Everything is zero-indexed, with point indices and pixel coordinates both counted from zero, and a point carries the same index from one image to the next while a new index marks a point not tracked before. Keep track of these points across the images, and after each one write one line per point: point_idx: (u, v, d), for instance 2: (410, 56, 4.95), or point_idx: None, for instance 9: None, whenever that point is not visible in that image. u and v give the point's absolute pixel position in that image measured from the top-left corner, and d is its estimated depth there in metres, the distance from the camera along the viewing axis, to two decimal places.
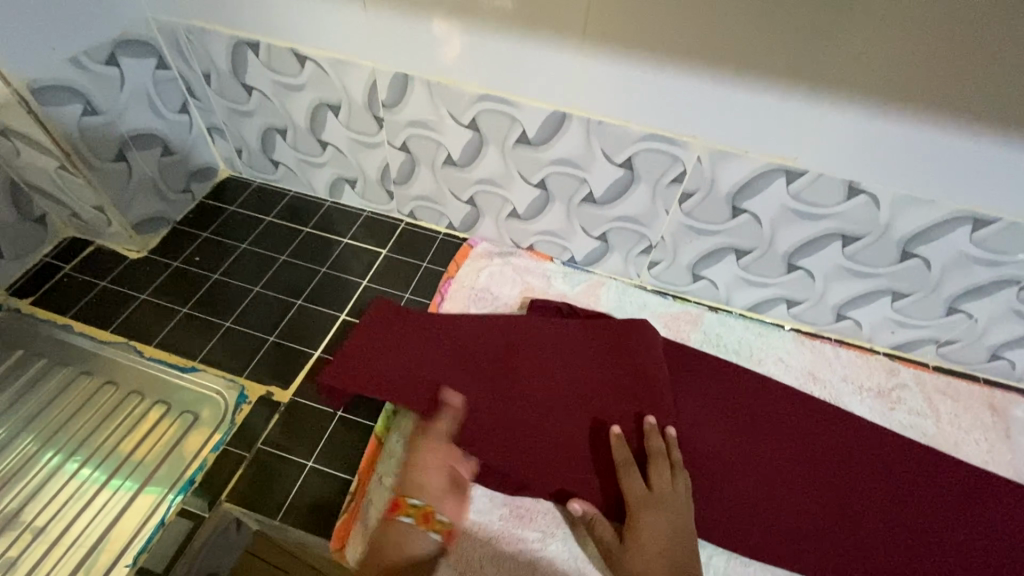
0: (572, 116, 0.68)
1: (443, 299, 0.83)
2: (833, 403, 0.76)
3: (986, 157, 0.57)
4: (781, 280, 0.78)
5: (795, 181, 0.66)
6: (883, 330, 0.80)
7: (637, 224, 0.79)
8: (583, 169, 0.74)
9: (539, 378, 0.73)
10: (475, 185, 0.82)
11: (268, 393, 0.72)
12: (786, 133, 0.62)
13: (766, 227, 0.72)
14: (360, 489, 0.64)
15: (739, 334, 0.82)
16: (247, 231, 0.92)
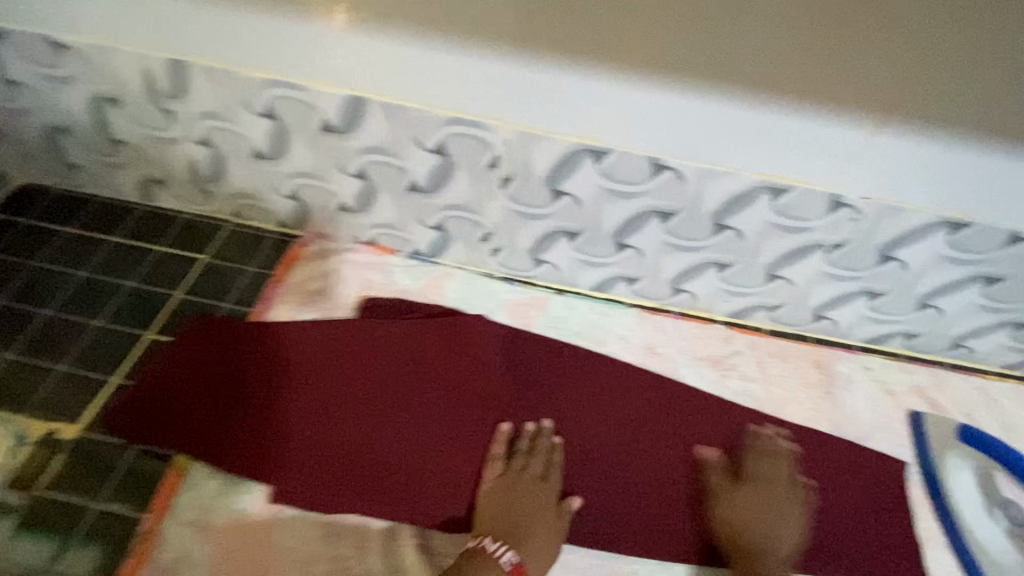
0: (368, 100, 0.64)
1: (269, 304, 0.77)
2: (668, 374, 0.78)
3: (761, 124, 0.59)
4: (615, 259, 0.78)
5: (603, 160, 0.64)
6: (719, 299, 0.80)
7: (468, 211, 0.75)
8: (397, 156, 0.69)
9: (358, 387, 0.69)
10: (293, 178, 0.76)
11: (55, 431, 0.64)
12: (581, 109, 0.61)
13: (589, 208, 0.70)
14: (154, 527, 0.59)
15: (583, 315, 0.82)
16: (40, 245, 0.80)
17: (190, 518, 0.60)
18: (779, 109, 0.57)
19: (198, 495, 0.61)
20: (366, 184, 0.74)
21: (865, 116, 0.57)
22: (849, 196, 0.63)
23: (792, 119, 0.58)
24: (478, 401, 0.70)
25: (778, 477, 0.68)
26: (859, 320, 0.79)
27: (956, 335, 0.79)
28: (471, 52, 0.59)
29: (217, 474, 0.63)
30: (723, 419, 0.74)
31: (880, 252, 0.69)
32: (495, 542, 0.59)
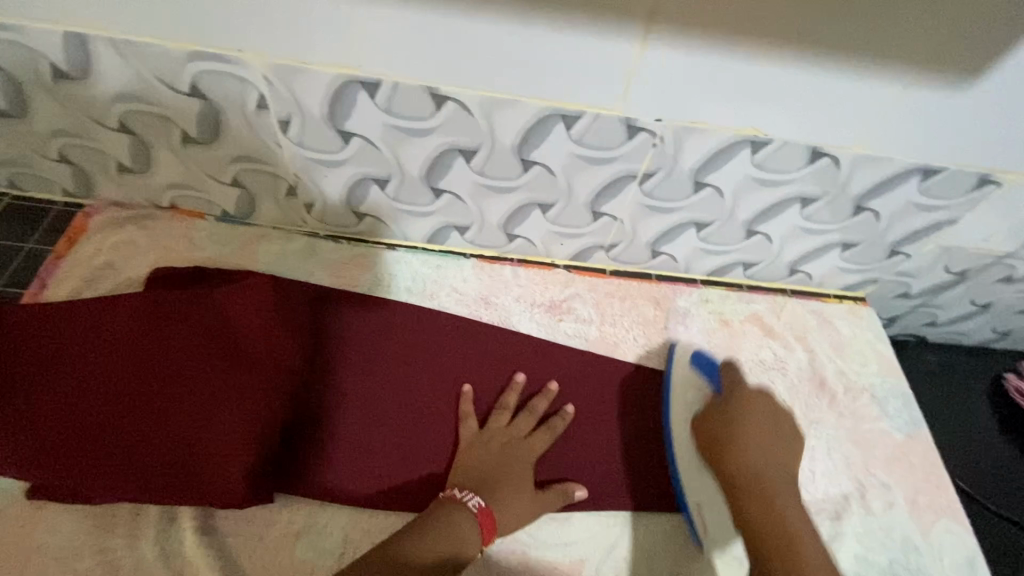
0: (92, 38, 0.55)
1: (47, 284, 0.69)
2: (501, 324, 0.74)
3: (534, 44, 0.53)
4: (436, 207, 0.72)
5: (377, 94, 0.58)
6: (554, 243, 0.77)
7: (261, 164, 0.68)
8: (154, 104, 0.61)
9: (126, 368, 0.61)
10: (52, 139, 0.66)
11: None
12: (333, 36, 0.53)
13: (384, 151, 0.64)
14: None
15: (415, 270, 0.77)
16: None
17: None
18: (546, 25, 0.51)
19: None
20: (137, 140, 0.66)
21: (639, 29, 0.51)
22: (642, 120, 0.59)
23: (562, 35, 0.52)
24: (268, 368, 0.63)
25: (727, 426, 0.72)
26: (695, 254, 0.77)
27: (790, 261, 0.78)
28: None
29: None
30: (545, 365, 0.72)
31: (693, 178, 0.66)
32: (464, 491, 0.59)
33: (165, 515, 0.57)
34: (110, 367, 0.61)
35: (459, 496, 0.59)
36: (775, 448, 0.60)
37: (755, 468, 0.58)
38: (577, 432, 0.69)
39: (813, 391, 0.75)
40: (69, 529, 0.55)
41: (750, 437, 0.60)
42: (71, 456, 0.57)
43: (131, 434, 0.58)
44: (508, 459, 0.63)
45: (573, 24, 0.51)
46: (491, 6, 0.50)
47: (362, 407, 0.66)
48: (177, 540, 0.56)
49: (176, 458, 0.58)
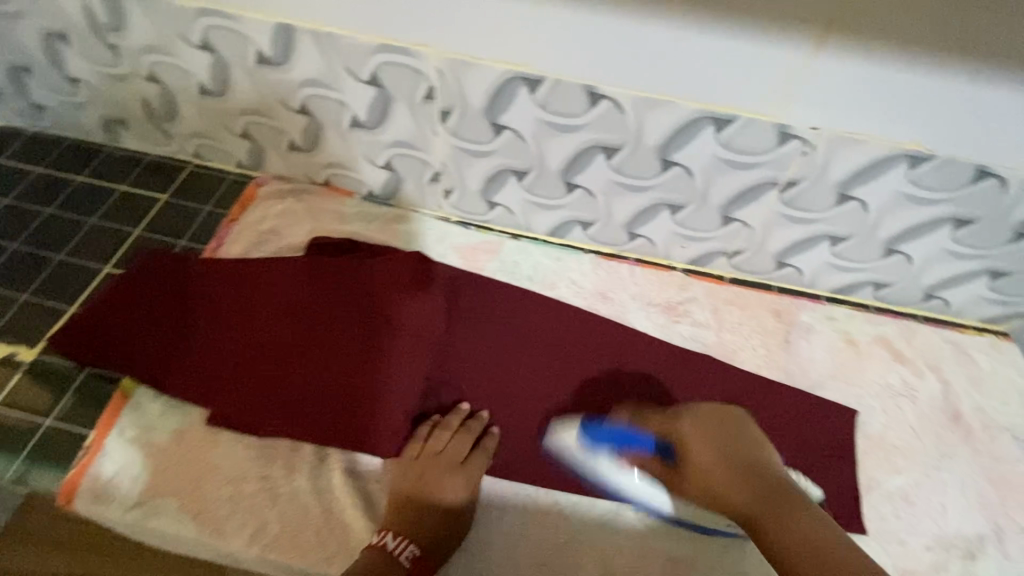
0: (298, 29, 0.62)
1: (223, 242, 0.78)
2: (618, 319, 0.76)
3: (703, 49, 0.55)
4: (567, 200, 0.75)
5: (537, 90, 0.62)
6: (675, 245, 0.78)
7: (414, 149, 0.74)
8: (335, 89, 0.68)
9: (291, 323, 0.69)
10: (242, 116, 0.76)
11: (13, 353, 0.68)
12: (510, 34, 0.58)
13: (530, 143, 0.68)
14: (95, 443, 0.62)
15: (536, 261, 0.81)
16: (13, 184, 0.84)
17: (131, 437, 0.63)
18: (715, 32, 0.54)
19: (139, 416, 0.64)
20: (311, 121, 0.74)
21: (810, 37, 0.52)
22: (796, 127, 0.59)
23: (732, 41, 0.54)
24: (412, 335, 0.69)
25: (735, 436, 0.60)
26: (823, 268, 0.76)
27: (927, 285, 0.74)
28: None
29: (158, 398, 0.65)
30: (659, 363, 0.73)
31: (838, 190, 0.65)
32: (395, 539, 0.57)
33: (316, 456, 0.63)
34: (276, 322, 0.69)
35: (377, 542, 0.57)
36: (724, 435, 0.59)
37: (716, 455, 0.57)
38: None
39: (946, 424, 0.71)
40: (239, 456, 0.62)
41: (697, 440, 0.59)
42: (245, 396, 0.65)
43: (295, 382, 0.66)
44: (417, 489, 0.61)
45: (745, 32, 0.53)
46: (665, 11, 0.53)
47: (487, 383, 0.70)
48: (326, 479, 0.62)
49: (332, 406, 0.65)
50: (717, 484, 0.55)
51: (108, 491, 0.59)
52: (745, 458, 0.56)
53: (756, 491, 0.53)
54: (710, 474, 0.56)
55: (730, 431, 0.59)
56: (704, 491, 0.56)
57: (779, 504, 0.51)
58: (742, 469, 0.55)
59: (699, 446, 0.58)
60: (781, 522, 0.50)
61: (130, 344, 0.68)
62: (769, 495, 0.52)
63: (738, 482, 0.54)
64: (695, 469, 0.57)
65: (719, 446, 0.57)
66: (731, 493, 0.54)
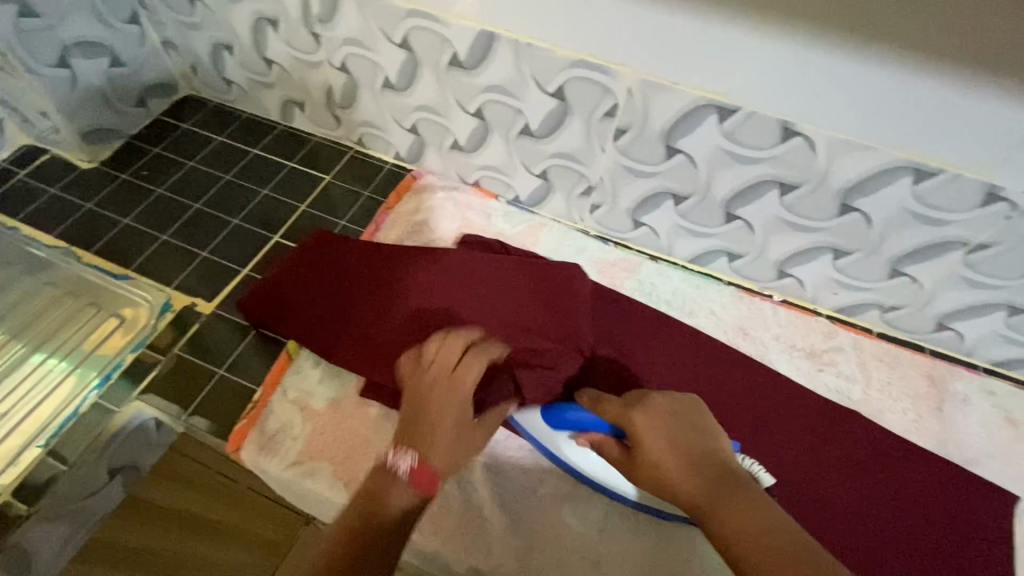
0: (499, 37, 0.65)
1: (378, 228, 0.83)
2: (759, 359, 0.76)
3: (923, 95, 0.53)
4: (723, 230, 0.75)
5: (728, 120, 0.62)
6: (827, 290, 0.76)
7: (575, 162, 0.75)
8: (516, 98, 0.71)
9: (446, 311, 0.72)
10: (415, 112, 0.80)
11: (193, 304, 0.80)
12: (716, 62, 0.58)
13: (701, 170, 0.68)
14: (262, 399, 0.70)
15: (674, 286, 0.81)
16: (197, 148, 0.95)
17: (292, 398, 0.71)
18: (939, 82, 0.52)
19: (299, 380, 0.72)
20: (482, 124, 0.77)
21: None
22: (1010, 188, 0.56)
23: (958, 92, 0.52)
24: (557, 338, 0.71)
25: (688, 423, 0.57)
26: (989, 338, 0.72)
27: None
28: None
29: (318, 366, 0.73)
30: (794, 409, 0.72)
31: None
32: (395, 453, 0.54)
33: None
34: (419, 301, 0.73)
35: (388, 461, 0.54)
36: (678, 423, 0.55)
37: (670, 443, 0.53)
38: (838, 485, 0.67)
39: None
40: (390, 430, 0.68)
41: (646, 431, 0.55)
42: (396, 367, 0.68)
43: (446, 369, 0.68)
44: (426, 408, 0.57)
45: (975, 84, 0.51)
46: (897, 55, 0.52)
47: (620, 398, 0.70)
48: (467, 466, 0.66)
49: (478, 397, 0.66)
50: (661, 474, 0.53)
51: (270, 445, 0.67)
52: (698, 448, 0.53)
53: (708, 480, 0.51)
54: (662, 463, 0.53)
55: (690, 420, 0.56)
56: (650, 475, 0.54)
57: (727, 496, 0.49)
58: (692, 457, 0.53)
59: (650, 436, 0.55)
60: (729, 511, 0.48)
61: (292, 309, 0.74)
62: (719, 485, 0.50)
63: (685, 472, 0.52)
64: (645, 460, 0.54)
65: (672, 434, 0.54)
66: (680, 481, 0.51)
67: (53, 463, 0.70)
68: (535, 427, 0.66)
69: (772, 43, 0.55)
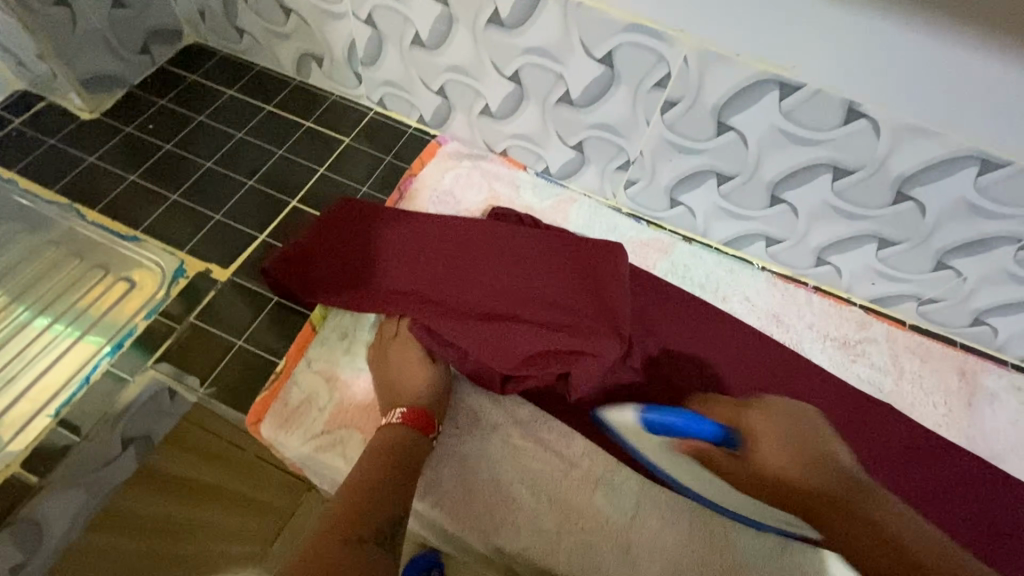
0: (678, 44, 0.58)
1: (402, 197, 0.78)
2: (981, 439, 0.69)
3: None
4: (923, 277, 0.70)
5: (988, 174, 0.56)
6: (1021, 339, 0.72)
7: (743, 213, 0.73)
8: (623, 136, 0.71)
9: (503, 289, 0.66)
10: (511, 138, 0.80)
11: (209, 271, 0.71)
12: (942, 92, 0.52)
13: (928, 220, 0.63)
14: (286, 369, 0.64)
15: (877, 337, 0.74)
16: (207, 104, 0.87)
17: None
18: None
19: (325, 351, 0.66)
20: (580, 155, 0.77)
21: None
22: None
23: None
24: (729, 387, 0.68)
25: (787, 431, 0.58)
26: None
27: None
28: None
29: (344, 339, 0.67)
30: (937, 460, 0.66)
31: None
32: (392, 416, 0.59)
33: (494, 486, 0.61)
34: (538, 282, 0.67)
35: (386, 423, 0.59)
36: (796, 432, 0.58)
37: (783, 441, 0.57)
38: None
39: None
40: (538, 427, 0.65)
41: (766, 434, 0.58)
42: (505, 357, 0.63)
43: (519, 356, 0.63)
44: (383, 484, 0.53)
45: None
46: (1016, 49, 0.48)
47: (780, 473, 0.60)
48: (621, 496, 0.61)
49: (522, 361, 0.63)
50: (789, 476, 0.55)
51: (293, 418, 0.61)
52: (795, 446, 0.57)
53: (829, 479, 0.55)
54: (774, 467, 0.56)
55: (789, 424, 0.59)
56: (755, 474, 0.56)
57: (878, 498, 0.54)
58: (813, 459, 0.56)
59: (766, 437, 0.58)
60: (917, 525, 0.53)
61: (373, 286, 0.66)
62: (845, 492, 0.54)
63: (808, 470, 0.55)
64: (760, 462, 0.57)
65: (781, 438, 0.58)
66: (800, 478, 0.55)
67: (65, 433, 0.64)
68: (626, 428, 0.61)
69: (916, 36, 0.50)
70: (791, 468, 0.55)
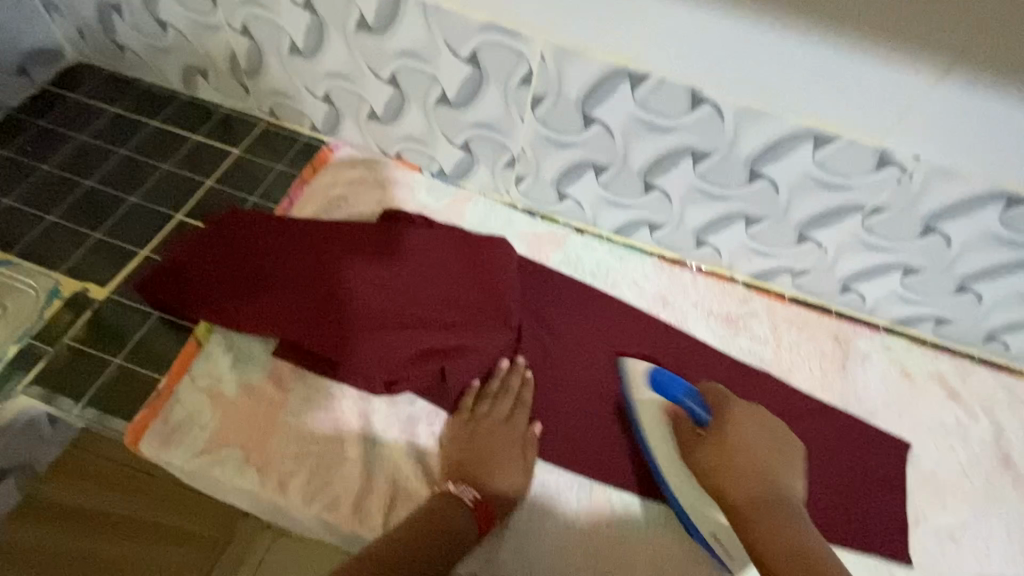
0: (535, 40, 0.61)
1: (292, 204, 0.80)
2: (853, 399, 0.74)
3: (972, 108, 0.53)
4: (790, 250, 0.75)
5: (822, 149, 0.61)
6: (887, 304, 0.77)
7: (623, 199, 0.76)
8: (503, 134, 0.73)
9: (390, 299, 0.66)
10: (402, 142, 0.81)
11: (84, 290, 0.70)
12: (765, 74, 0.56)
13: (782, 195, 0.67)
14: (167, 389, 0.63)
15: (756, 311, 0.79)
16: (90, 122, 0.85)
17: None
18: (870, 59, 0.52)
19: (210, 367, 0.65)
20: (468, 155, 0.79)
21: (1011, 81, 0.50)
22: None
23: (900, 75, 0.53)
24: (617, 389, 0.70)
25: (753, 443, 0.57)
26: None
27: None
28: None
29: (230, 351, 0.66)
30: (813, 423, 0.71)
31: None
32: (461, 485, 0.58)
33: (388, 480, 0.61)
34: (409, 285, 0.67)
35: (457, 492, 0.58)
36: (772, 446, 0.57)
37: (747, 452, 0.56)
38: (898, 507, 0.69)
39: None
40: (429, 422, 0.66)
41: (737, 441, 0.57)
42: (372, 362, 0.62)
43: (398, 366, 0.63)
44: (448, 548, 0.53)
45: (905, 64, 0.52)
46: (833, 32, 0.51)
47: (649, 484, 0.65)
48: None
49: (399, 367, 0.63)
50: (727, 482, 0.55)
51: (174, 435, 0.60)
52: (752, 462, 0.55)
53: (764, 495, 0.52)
54: (729, 461, 0.56)
55: (777, 445, 0.57)
56: (713, 477, 0.56)
57: (772, 513, 0.50)
58: (762, 468, 0.54)
59: (736, 445, 0.56)
60: (766, 523, 0.50)
61: (242, 300, 0.66)
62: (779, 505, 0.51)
63: (746, 480, 0.54)
64: (721, 461, 0.56)
65: (750, 447, 0.56)
66: (734, 483, 0.54)
67: None
68: (632, 376, 0.68)
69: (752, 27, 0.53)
70: (743, 472, 0.54)
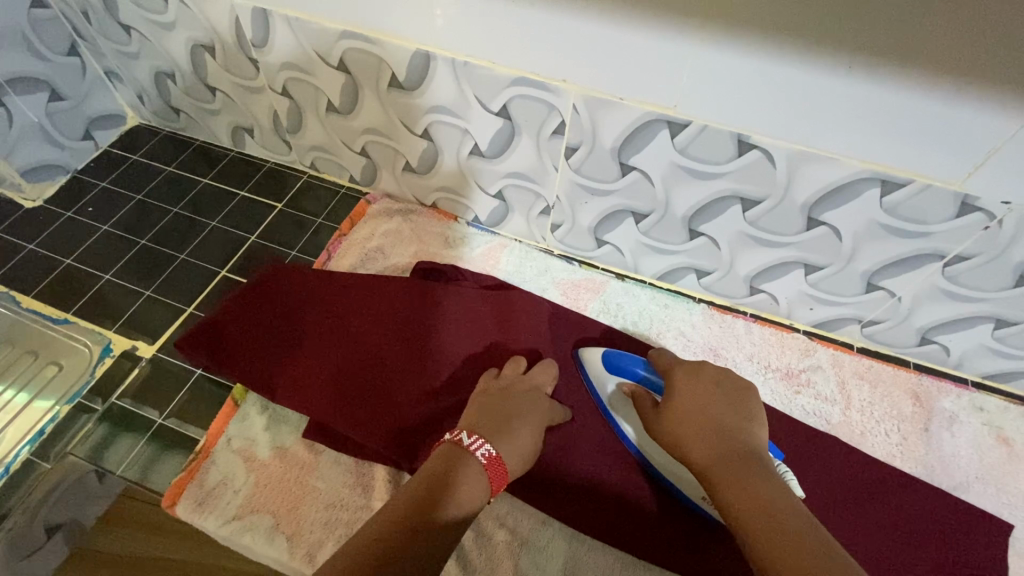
0: (567, 92, 0.58)
1: (330, 257, 0.80)
2: (940, 468, 0.65)
3: None
4: (858, 298, 0.67)
5: (891, 194, 0.54)
6: (976, 356, 0.68)
7: (665, 245, 0.72)
8: (537, 183, 0.71)
9: (419, 373, 0.66)
10: (437, 191, 0.80)
11: (133, 346, 0.72)
12: (821, 120, 0.51)
13: (846, 242, 0.61)
14: (204, 451, 0.63)
15: (818, 364, 0.71)
16: (146, 181, 0.90)
17: None
18: (951, 100, 0.46)
19: (245, 428, 0.65)
20: (502, 204, 0.77)
21: None
22: None
23: (987, 116, 0.46)
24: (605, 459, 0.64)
25: (705, 392, 0.53)
26: None
27: None
28: (678, 40, 0.50)
29: (265, 412, 0.66)
30: (886, 497, 0.62)
31: None
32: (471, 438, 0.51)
33: None
34: (441, 352, 0.68)
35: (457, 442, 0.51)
36: (720, 398, 0.52)
37: (697, 409, 0.52)
38: None
39: None
40: None
41: (689, 394, 0.53)
42: (400, 435, 0.62)
43: (421, 446, 0.62)
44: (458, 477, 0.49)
45: (993, 105, 0.45)
46: (906, 73, 0.46)
47: (640, 508, 0.61)
48: (546, 558, 0.59)
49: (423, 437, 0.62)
50: (683, 438, 0.50)
51: (209, 500, 0.61)
52: (709, 417, 0.51)
53: (720, 450, 0.47)
54: (682, 420, 0.51)
55: (731, 395, 0.53)
56: (669, 433, 0.52)
57: (740, 469, 0.45)
58: (719, 426, 0.50)
59: (688, 401, 0.53)
60: (731, 477, 0.45)
61: (280, 362, 0.67)
62: (736, 456, 0.47)
63: (703, 436, 0.49)
64: (676, 421, 0.52)
65: (704, 401, 0.52)
66: (687, 441, 0.50)
67: None
68: (590, 365, 0.66)
69: (811, 69, 0.48)
70: (693, 424, 0.50)
